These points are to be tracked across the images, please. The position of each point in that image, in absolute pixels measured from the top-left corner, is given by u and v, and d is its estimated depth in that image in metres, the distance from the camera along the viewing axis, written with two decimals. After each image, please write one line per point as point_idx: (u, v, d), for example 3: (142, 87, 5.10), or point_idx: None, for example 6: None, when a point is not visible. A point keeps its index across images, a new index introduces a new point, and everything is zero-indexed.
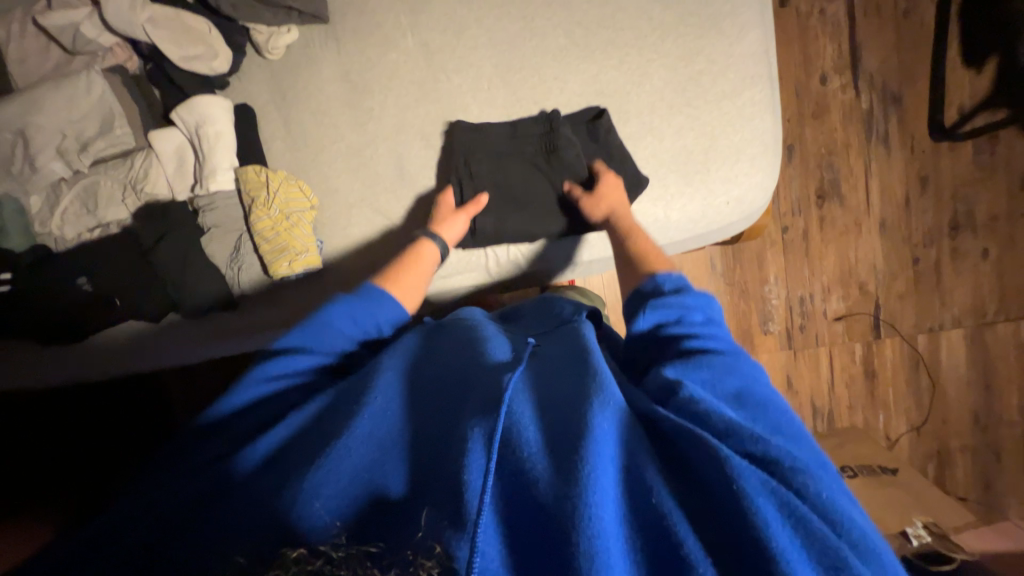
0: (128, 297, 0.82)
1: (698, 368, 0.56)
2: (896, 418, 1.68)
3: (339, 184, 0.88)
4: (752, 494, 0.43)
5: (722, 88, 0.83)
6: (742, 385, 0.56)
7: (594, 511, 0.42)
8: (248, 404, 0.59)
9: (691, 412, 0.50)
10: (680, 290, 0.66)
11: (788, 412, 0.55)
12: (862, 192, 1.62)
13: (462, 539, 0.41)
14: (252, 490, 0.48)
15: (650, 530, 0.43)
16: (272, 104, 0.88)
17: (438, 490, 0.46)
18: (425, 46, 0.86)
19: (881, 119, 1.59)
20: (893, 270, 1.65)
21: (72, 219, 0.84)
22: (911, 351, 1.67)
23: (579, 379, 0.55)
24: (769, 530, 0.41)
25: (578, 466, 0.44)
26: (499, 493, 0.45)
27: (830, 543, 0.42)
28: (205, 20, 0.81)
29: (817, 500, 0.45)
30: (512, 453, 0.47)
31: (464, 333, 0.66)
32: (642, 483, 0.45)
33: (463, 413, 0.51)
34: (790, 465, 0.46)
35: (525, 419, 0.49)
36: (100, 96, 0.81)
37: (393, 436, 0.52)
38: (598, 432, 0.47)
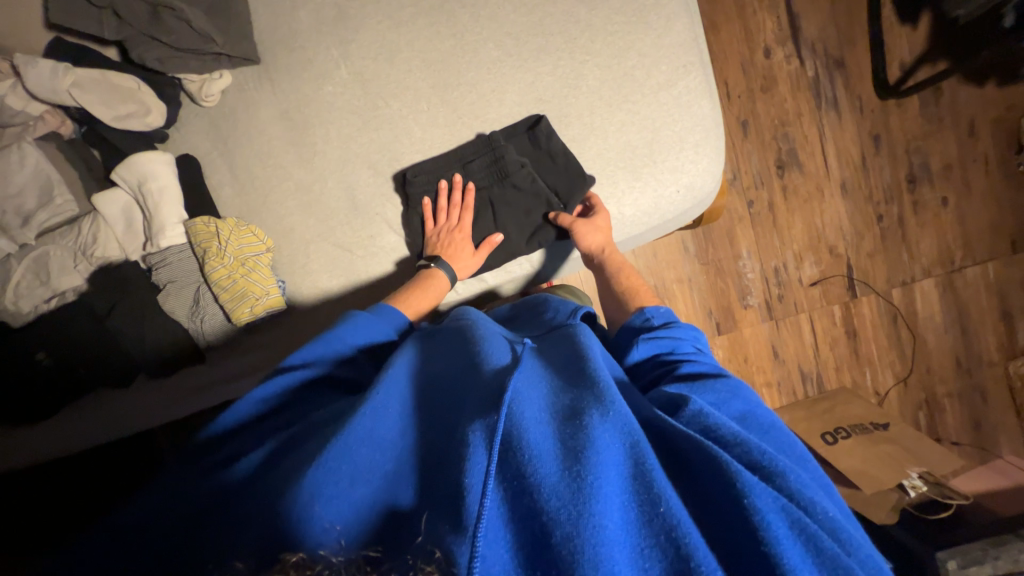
0: (93, 365, 0.81)
1: (703, 391, 0.60)
2: (882, 373, 1.72)
3: (293, 223, 0.87)
4: (764, 511, 0.44)
5: (657, 80, 0.84)
6: (745, 408, 0.60)
7: (598, 519, 0.41)
8: (253, 413, 0.60)
9: (699, 425, 0.53)
10: (670, 324, 0.71)
11: (788, 437, 0.59)
12: (819, 158, 1.65)
13: (463, 542, 0.39)
14: (250, 501, 0.46)
15: (658, 536, 0.43)
16: (216, 151, 0.87)
17: (442, 503, 0.45)
18: (360, 75, 0.85)
19: (828, 85, 1.62)
20: (859, 230, 1.68)
21: (25, 292, 0.80)
22: (888, 306, 1.71)
23: (578, 385, 0.55)
24: (778, 546, 0.42)
25: (579, 471, 0.44)
26: (502, 496, 0.44)
27: (842, 561, 0.42)
28: (133, 77, 0.80)
29: (822, 517, 0.46)
30: (514, 455, 0.46)
31: (465, 340, 0.65)
32: (648, 486, 0.45)
33: (464, 420, 0.51)
34: (793, 482, 0.48)
35: (526, 421, 0.49)
36: (36, 166, 0.80)
37: (401, 449, 0.51)
38: (598, 440, 0.47)
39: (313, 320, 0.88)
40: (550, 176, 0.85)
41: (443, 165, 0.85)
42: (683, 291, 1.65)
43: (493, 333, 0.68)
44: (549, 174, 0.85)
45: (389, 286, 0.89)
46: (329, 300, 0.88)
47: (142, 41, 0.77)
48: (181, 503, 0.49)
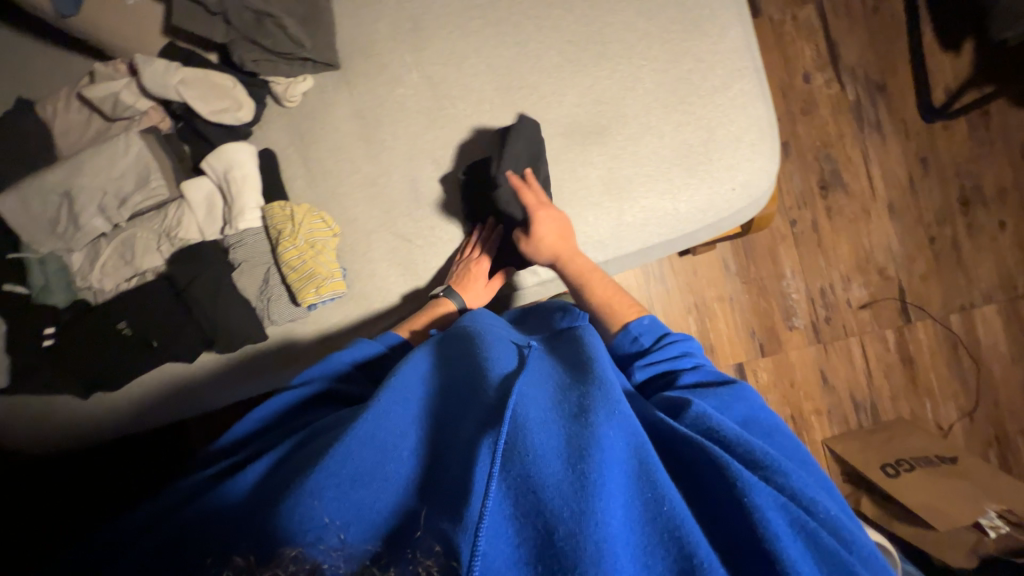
0: (166, 338, 0.85)
1: (705, 397, 0.60)
2: (944, 404, 1.61)
3: (359, 213, 0.92)
4: (764, 509, 0.43)
5: (712, 83, 0.88)
6: (748, 412, 0.59)
7: (602, 516, 0.41)
8: (266, 422, 0.63)
9: (702, 427, 0.53)
10: (661, 339, 0.69)
11: (791, 440, 0.58)
12: (863, 179, 1.64)
13: (465, 539, 0.40)
14: (256, 497, 0.47)
15: (661, 534, 0.43)
16: (292, 147, 0.94)
17: (449, 499, 0.45)
18: (430, 79, 0.92)
19: (870, 108, 1.64)
20: (910, 253, 1.63)
21: (111, 271, 0.89)
22: (947, 332, 1.62)
23: (582, 384, 0.54)
24: (779, 540, 0.42)
25: (584, 469, 0.43)
26: (506, 493, 0.43)
27: (841, 556, 0.42)
28: (231, 77, 0.88)
29: (823, 513, 0.46)
30: (518, 454, 0.45)
31: (471, 348, 0.63)
32: (652, 486, 0.45)
33: (467, 424, 0.52)
34: (795, 482, 0.47)
35: (531, 421, 0.48)
36: (138, 153, 0.87)
37: (406, 447, 0.50)
38: (603, 439, 0.46)
39: (369, 308, 0.90)
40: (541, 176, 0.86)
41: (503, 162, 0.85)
42: (725, 310, 1.62)
43: (499, 338, 0.66)
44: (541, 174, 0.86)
45: (441, 274, 0.91)
46: (385, 288, 0.90)
47: (242, 44, 0.86)
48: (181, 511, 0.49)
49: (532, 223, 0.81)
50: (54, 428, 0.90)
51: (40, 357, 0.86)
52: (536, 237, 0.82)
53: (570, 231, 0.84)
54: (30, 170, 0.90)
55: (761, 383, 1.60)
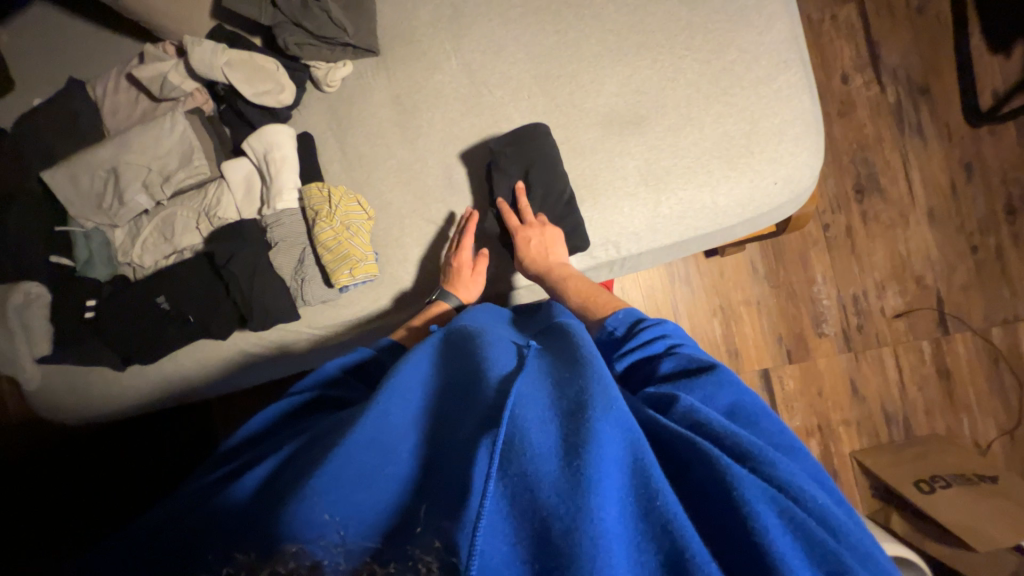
0: (202, 314, 0.86)
1: (687, 387, 0.53)
2: (983, 421, 1.54)
3: (393, 198, 0.92)
4: (753, 502, 0.39)
5: (756, 74, 0.85)
6: (733, 399, 0.52)
7: (596, 512, 0.37)
8: (265, 424, 0.59)
9: (688, 422, 0.47)
10: (636, 325, 0.64)
11: (778, 425, 0.51)
12: (902, 184, 1.58)
13: (463, 534, 0.39)
14: (263, 503, 0.43)
15: (653, 531, 0.38)
16: (330, 132, 0.95)
17: (444, 496, 0.42)
18: (469, 66, 0.92)
19: (911, 112, 1.58)
20: (950, 261, 1.57)
21: (151, 248, 0.91)
22: (987, 346, 1.55)
23: (576, 374, 0.49)
24: (770, 537, 0.37)
25: (580, 465, 0.39)
26: (501, 493, 0.40)
27: (830, 548, 0.38)
28: (274, 61, 0.90)
29: (811, 505, 0.41)
30: (511, 451, 0.41)
31: (466, 346, 0.58)
32: (645, 479, 0.40)
33: (465, 422, 0.48)
34: (783, 471, 0.42)
35: (525, 415, 0.44)
36: (182, 133, 0.90)
37: (403, 444, 0.46)
38: (598, 430, 0.42)
39: (400, 292, 0.90)
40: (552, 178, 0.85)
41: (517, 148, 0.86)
42: (751, 314, 1.58)
43: (500, 338, 0.62)
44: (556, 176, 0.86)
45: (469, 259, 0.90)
46: (415, 272, 0.90)
47: (287, 27, 0.87)
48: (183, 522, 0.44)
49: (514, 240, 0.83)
50: (89, 401, 0.93)
51: (83, 327, 0.89)
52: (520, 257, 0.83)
53: (556, 246, 0.82)
54: (80, 148, 0.93)
55: (788, 391, 1.55)
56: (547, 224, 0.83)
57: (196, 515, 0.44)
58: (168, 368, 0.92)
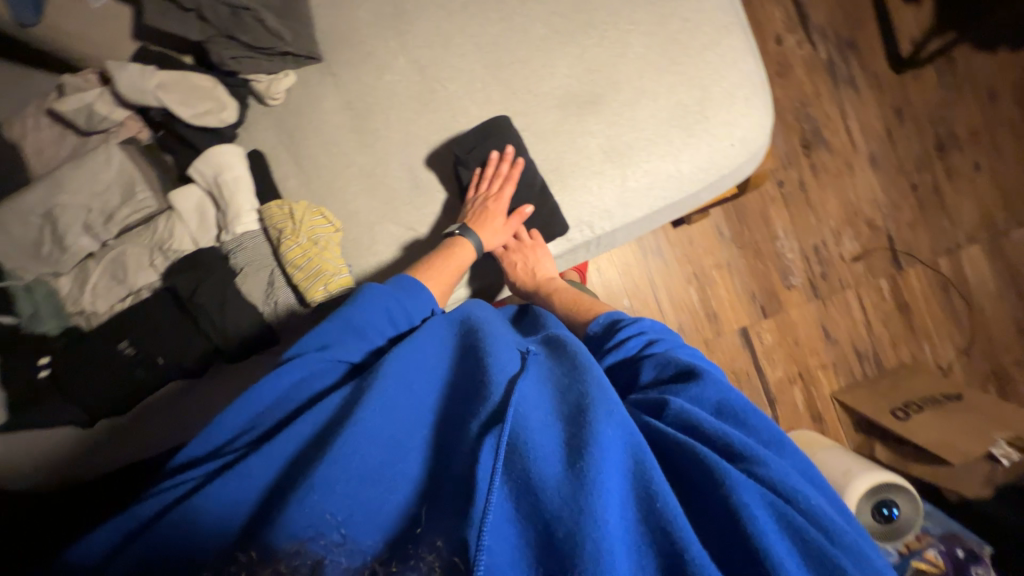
0: (171, 354, 0.81)
1: (677, 390, 0.57)
2: (942, 345, 1.65)
3: (358, 207, 0.89)
4: (752, 510, 0.42)
5: (701, 41, 0.87)
6: (720, 396, 0.55)
7: (600, 515, 0.41)
8: (272, 402, 0.57)
9: (682, 424, 0.51)
10: (614, 325, 0.70)
11: (764, 422, 0.54)
12: (844, 134, 1.67)
13: (470, 532, 0.41)
14: (269, 505, 0.46)
15: (654, 533, 0.43)
16: (282, 146, 0.91)
17: (450, 496, 0.47)
18: (418, 63, 0.90)
19: (842, 66, 1.67)
20: (894, 201, 1.67)
21: (103, 292, 0.85)
22: (937, 276, 1.67)
23: (579, 383, 0.53)
24: (754, 523, 0.42)
25: (583, 467, 0.44)
26: (507, 492, 0.45)
27: (826, 552, 0.41)
28: (210, 78, 0.85)
29: (807, 508, 0.44)
30: (519, 455, 0.45)
31: (472, 343, 0.60)
32: (646, 483, 0.44)
33: (470, 422, 0.51)
34: (777, 472, 0.46)
35: (530, 422, 0.48)
36: (120, 166, 0.83)
37: (412, 448, 0.50)
38: (601, 438, 0.46)
39: None
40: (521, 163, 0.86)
41: (478, 143, 0.86)
42: (724, 277, 1.63)
43: (502, 332, 0.63)
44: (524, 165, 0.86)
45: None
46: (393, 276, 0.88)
47: (221, 41, 0.84)
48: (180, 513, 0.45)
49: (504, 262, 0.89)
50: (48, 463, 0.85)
51: (38, 386, 0.82)
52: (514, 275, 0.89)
53: (546, 263, 0.87)
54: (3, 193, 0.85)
55: (767, 344, 1.62)
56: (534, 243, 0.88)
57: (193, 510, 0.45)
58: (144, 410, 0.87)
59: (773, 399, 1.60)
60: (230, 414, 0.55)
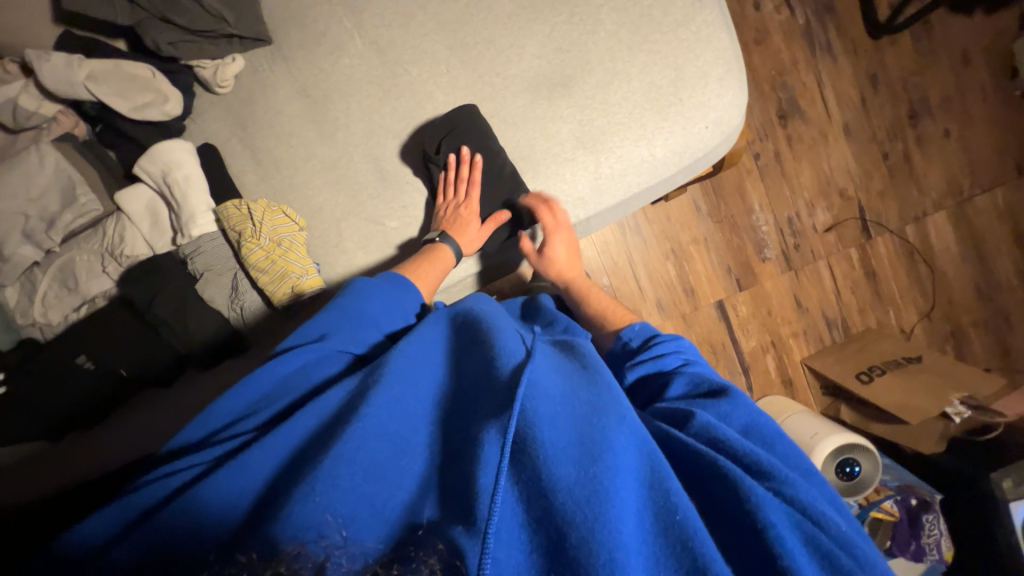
0: (134, 366, 0.78)
1: (706, 406, 0.60)
2: (906, 309, 1.72)
3: (322, 202, 0.85)
4: (776, 526, 0.45)
5: (674, 17, 0.84)
6: (749, 420, 0.58)
7: (617, 525, 0.41)
8: (268, 392, 0.57)
9: (707, 438, 0.53)
10: (650, 340, 0.72)
11: (793, 448, 0.57)
12: (819, 104, 1.66)
13: (475, 542, 0.40)
14: (270, 497, 0.45)
15: (672, 546, 0.43)
16: (235, 139, 0.85)
17: (455, 502, 0.45)
18: (376, 44, 0.84)
19: (820, 31, 1.64)
20: (866, 171, 1.69)
21: (54, 302, 0.80)
22: (904, 243, 1.72)
23: (593, 388, 0.54)
24: (774, 534, 0.44)
25: (596, 475, 0.44)
26: (514, 493, 0.44)
27: (839, 561, 0.44)
28: (146, 65, 0.78)
29: (836, 531, 0.47)
30: (528, 454, 0.45)
31: (476, 336, 0.60)
32: (664, 494, 0.45)
33: (479, 421, 0.50)
34: (804, 495, 0.48)
35: (540, 419, 0.47)
36: (57, 167, 0.77)
37: (418, 449, 0.49)
38: (616, 448, 0.47)
39: None
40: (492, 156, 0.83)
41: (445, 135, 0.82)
42: (700, 251, 1.64)
43: (506, 327, 0.64)
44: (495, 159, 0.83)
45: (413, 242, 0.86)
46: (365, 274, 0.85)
47: (154, 24, 0.76)
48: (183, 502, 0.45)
49: (550, 245, 0.84)
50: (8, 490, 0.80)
51: None
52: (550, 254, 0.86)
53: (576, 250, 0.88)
54: None
55: (741, 316, 1.66)
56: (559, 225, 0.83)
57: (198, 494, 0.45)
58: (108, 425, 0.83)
59: (747, 368, 1.66)
60: (232, 398, 0.56)
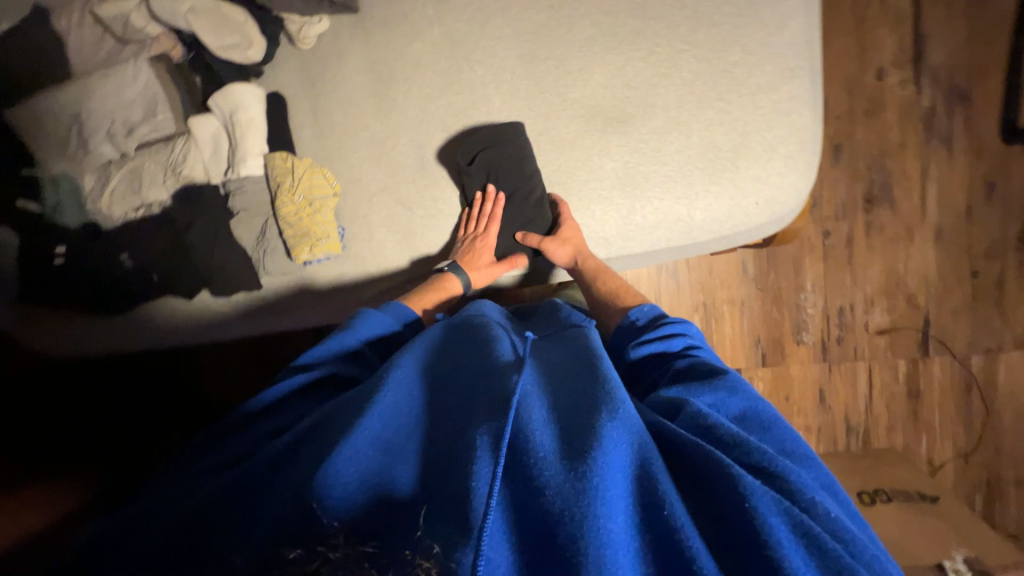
0: (164, 275, 0.88)
1: (703, 390, 0.58)
2: (941, 442, 1.56)
3: (361, 173, 0.89)
4: (767, 516, 0.43)
5: (758, 81, 0.79)
6: (745, 405, 0.57)
7: (603, 520, 0.41)
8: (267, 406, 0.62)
9: (699, 427, 0.52)
10: (657, 319, 0.71)
11: (793, 433, 0.55)
12: (916, 197, 1.50)
13: (467, 541, 0.41)
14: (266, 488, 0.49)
15: (660, 540, 0.43)
16: (302, 94, 0.90)
17: (446, 495, 0.45)
18: (451, 37, 0.85)
19: (944, 119, 1.47)
20: (947, 283, 1.52)
21: (120, 198, 0.88)
22: (964, 372, 1.54)
23: (588, 385, 0.55)
24: (773, 542, 0.41)
25: (585, 471, 0.44)
26: (505, 499, 0.45)
27: (842, 560, 0.41)
28: (242, 10, 0.83)
29: (823, 515, 0.45)
30: (522, 459, 0.46)
31: (476, 336, 0.64)
32: (653, 489, 0.45)
33: (473, 420, 0.50)
34: (795, 482, 0.47)
35: (533, 421, 0.49)
36: (146, 82, 0.87)
37: (407, 440, 0.51)
38: (607, 440, 0.47)
39: (362, 270, 0.90)
40: (524, 181, 0.84)
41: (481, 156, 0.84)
42: (733, 314, 1.56)
43: (500, 330, 0.67)
44: (522, 184, 0.85)
45: (430, 237, 0.89)
46: (380, 252, 0.89)
47: None
48: (190, 500, 0.50)
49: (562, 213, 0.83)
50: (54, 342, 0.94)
51: (50, 272, 0.89)
52: (559, 238, 0.82)
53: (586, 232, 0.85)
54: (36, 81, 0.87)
55: None
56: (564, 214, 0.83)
57: (204, 490, 0.51)
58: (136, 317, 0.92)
59: None
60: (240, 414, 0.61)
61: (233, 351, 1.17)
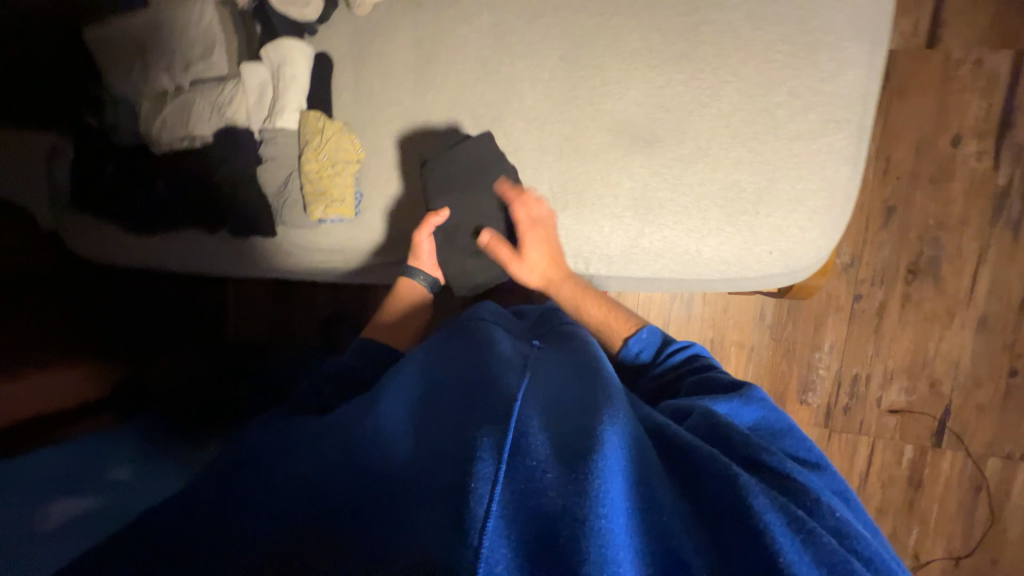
0: (191, 205, 0.94)
1: (718, 398, 0.58)
2: (933, 539, 1.47)
3: (388, 145, 0.91)
4: (763, 511, 0.41)
5: (798, 127, 0.77)
6: (759, 415, 0.57)
7: (603, 517, 0.38)
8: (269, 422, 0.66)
9: (709, 425, 0.53)
10: (660, 351, 0.73)
11: (806, 443, 0.56)
12: (966, 278, 1.39)
13: (465, 534, 0.38)
14: (260, 493, 0.50)
15: (658, 544, 0.40)
16: (349, 59, 0.93)
17: (439, 490, 0.43)
18: (498, 27, 0.85)
19: (1017, 202, 1.35)
20: (979, 376, 1.42)
21: (169, 127, 0.92)
22: (976, 473, 1.44)
23: (589, 388, 0.52)
24: (777, 541, 0.39)
25: (586, 472, 0.41)
26: (507, 500, 0.40)
27: (840, 556, 0.40)
28: None
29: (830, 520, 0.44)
30: (521, 460, 0.42)
31: (476, 340, 0.63)
32: (651, 497, 0.42)
33: (471, 419, 0.48)
34: (801, 482, 0.47)
35: (533, 425, 0.45)
36: (209, 24, 0.90)
37: (401, 444, 0.50)
38: (609, 441, 0.43)
39: (372, 238, 0.94)
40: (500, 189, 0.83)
41: (473, 176, 0.82)
42: (739, 358, 1.50)
43: (501, 334, 0.65)
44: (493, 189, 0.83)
45: None
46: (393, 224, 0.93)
47: None
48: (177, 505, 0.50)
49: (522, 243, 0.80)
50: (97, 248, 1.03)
51: (97, 181, 0.96)
52: (526, 259, 0.81)
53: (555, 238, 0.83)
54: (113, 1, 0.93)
55: None
56: (525, 228, 0.80)
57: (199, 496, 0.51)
58: (172, 244, 1.00)
59: None
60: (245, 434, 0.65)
61: (252, 296, 1.29)
